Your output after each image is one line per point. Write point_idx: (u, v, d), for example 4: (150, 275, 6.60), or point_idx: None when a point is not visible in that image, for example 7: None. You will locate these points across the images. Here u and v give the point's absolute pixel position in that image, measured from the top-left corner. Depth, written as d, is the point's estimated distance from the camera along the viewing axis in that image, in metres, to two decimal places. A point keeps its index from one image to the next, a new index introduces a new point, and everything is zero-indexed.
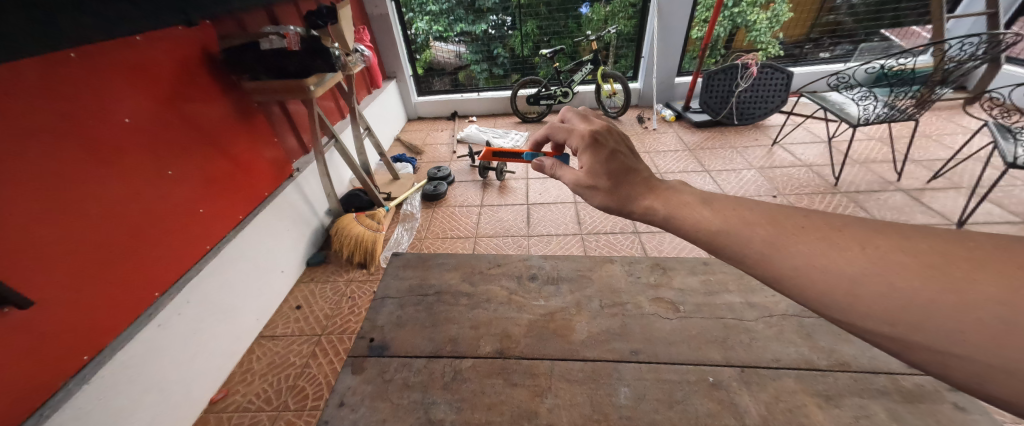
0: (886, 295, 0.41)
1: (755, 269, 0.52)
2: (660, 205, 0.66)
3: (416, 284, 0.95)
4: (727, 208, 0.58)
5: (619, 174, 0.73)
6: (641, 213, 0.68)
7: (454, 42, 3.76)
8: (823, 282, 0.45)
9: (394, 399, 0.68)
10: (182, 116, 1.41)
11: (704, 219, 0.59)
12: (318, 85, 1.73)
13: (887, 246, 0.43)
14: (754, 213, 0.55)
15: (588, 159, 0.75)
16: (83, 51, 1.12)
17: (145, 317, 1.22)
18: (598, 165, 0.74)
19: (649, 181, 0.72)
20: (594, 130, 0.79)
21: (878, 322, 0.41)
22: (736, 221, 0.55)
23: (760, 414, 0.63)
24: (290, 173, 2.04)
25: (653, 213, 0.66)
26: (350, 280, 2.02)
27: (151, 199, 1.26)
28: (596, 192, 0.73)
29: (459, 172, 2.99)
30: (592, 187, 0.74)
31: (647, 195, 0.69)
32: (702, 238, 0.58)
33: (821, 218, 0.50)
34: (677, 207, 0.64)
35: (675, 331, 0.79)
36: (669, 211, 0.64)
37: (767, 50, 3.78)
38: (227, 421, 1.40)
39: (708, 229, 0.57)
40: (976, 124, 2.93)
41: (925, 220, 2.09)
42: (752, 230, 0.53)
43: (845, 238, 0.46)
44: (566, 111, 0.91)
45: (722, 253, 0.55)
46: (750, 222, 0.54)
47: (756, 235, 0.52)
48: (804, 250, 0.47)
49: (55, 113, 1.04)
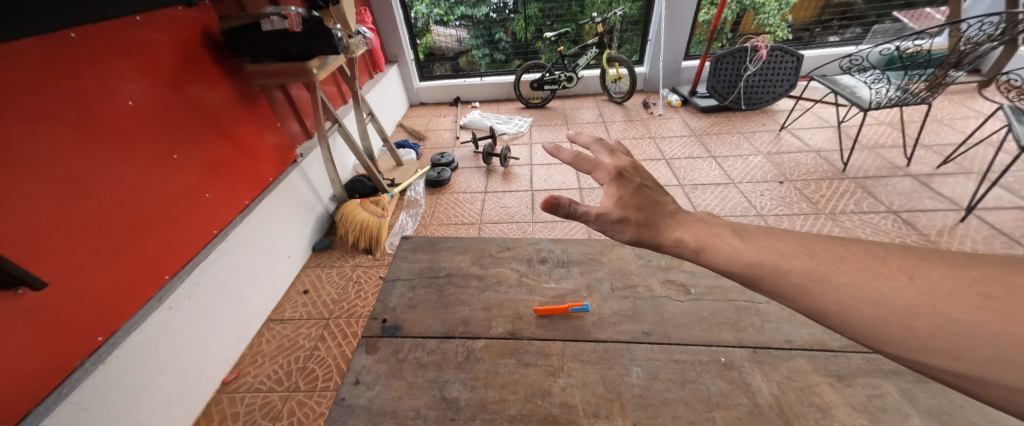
0: (946, 330, 0.40)
1: (796, 303, 0.50)
2: (688, 235, 0.63)
3: (427, 266, 0.95)
4: (758, 239, 0.57)
5: (648, 206, 0.69)
6: (670, 246, 0.64)
7: (454, 26, 3.67)
8: (873, 313, 0.44)
9: (408, 378, 0.69)
10: (185, 99, 1.40)
11: (737, 251, 0.57)
12: (320, 68, 1.72)
13: (938, 274, 0.43)
14: (788, 244, 0.54)
15: (615, 192, 0.71)
16: (84, 31, 1.10)
17: (156, 300, 1.23)
18: (625, 197, 0.71)
19: (675, 213, 0.69)
20: (619, 167, 0.78)
21: (940, 357, 0.40)
22: (770, 252, 0.54)
23: (772, 393, 0.64)
24: (294, 159, 2.03)
25: (683, 245, 0.62)
26: (356, 265, 2.03)
27: (157, 184, 1.26)
28: (626, 224, 0.67)
29: (463, 158, 2.98)
30: (622, 219, 0.67)
31: (671, 223, 0.66)
32: (736, 270, 0.56)
33: (859, 246, 0.50)
34: (707, 237, 0.61)
35: (686, 313, 0.79)
36: (699, 242, 0.61)
37: (774, 33, 3.68)
38: (240, 401, 1.43)
39: (741, 261, 0.56)
40: (988, 108, 2.88)
41: (933, 206, 2.07)
42: (788, 261, 0.52)
43: (889, 267, 0.46)
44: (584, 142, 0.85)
45: (758, 286, 0.53)
46: (785, 253, 0.53)
47: (793, 266, 0.51)
48: (846, 280, 0.46)
49: (58, 95, 1.03)
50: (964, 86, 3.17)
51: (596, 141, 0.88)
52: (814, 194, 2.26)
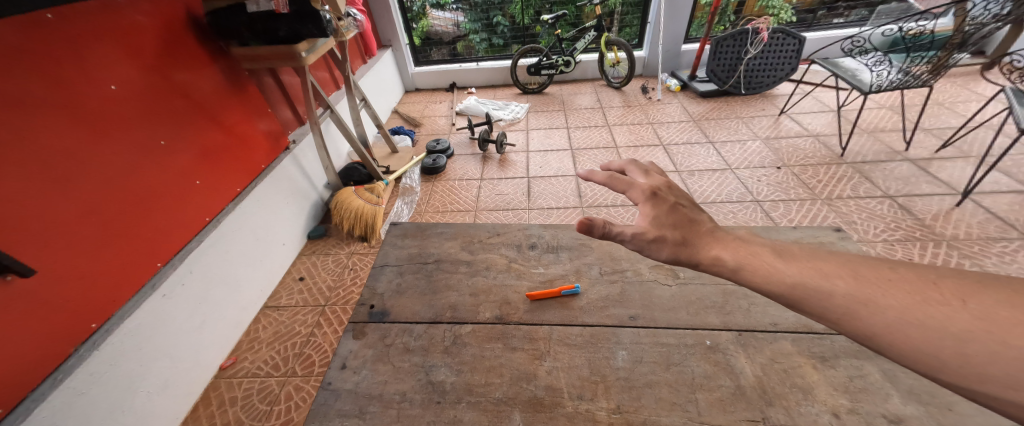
0: (1005, 357, 0.36)
1: (837, 325, 0.47)
2: (729, 254, 0.59)
3: (416, 252, 0.95)
4: (800, 259, 0.53)
5: (684, 224, 0.65)
6: (707, 264, 0.60)
7: (451, 9, 3.56)
8: (922, 336, 0.41)
9: (395, 362, 0.69)
10: (170, 84, 1.37)
11: (776, 269, 0.53)
12: (309, 51, 1.69)
13: (993, 301, 0.39)
14: (831, 264, 0.51)
15: (649, 210, 0.67)
16: (60, 12, 1.07)
17: (149, 287, 1.23)
18: (660, 216, 0.66)
19: (713, 232, 0.65)
20: (653, 184, 0.73)
21: (999, 388, 0.37)
22: (812, 271, 0.51)
23: (755, 374, 0.64)
24: (286, 146, 2.01)
25: (721, 263, 0.58)
26: (351, 252, 2.04)
27: (145, 171, 1.25)
28: (663, 243, 0.63)
29: (459, 145, 2.95)
30: (659, 238, 0.63)
31: (707, 242, 0.62)
32: (778, 291, 0.52)
33: (907, 269, 0.47)
34: (746, 256, 0.57)
35: (674, 297, 0.80)
36: (739, 261, 0.57)
37: (778, 16, 3.57)
38: (238, 386, 1.45)
39: (782, 281, 0.52)
40: (991, 91, 2.84)
41: (930, 190, 2.06)
42: (831, 282, 0.49)
43: (939, 290, 0.43)
44: (622, 168, 0.82)
45: (799, 307, 0.50)
46: (827, 273, 0.50)
47: (836, 288, 0.48)
48: (894, 303, 0.44)
49: (37, 79, 1.00)
50: (967, 69, 3.11)
51: (631, 163, 0.83)
52: (811, 180, 2.24)
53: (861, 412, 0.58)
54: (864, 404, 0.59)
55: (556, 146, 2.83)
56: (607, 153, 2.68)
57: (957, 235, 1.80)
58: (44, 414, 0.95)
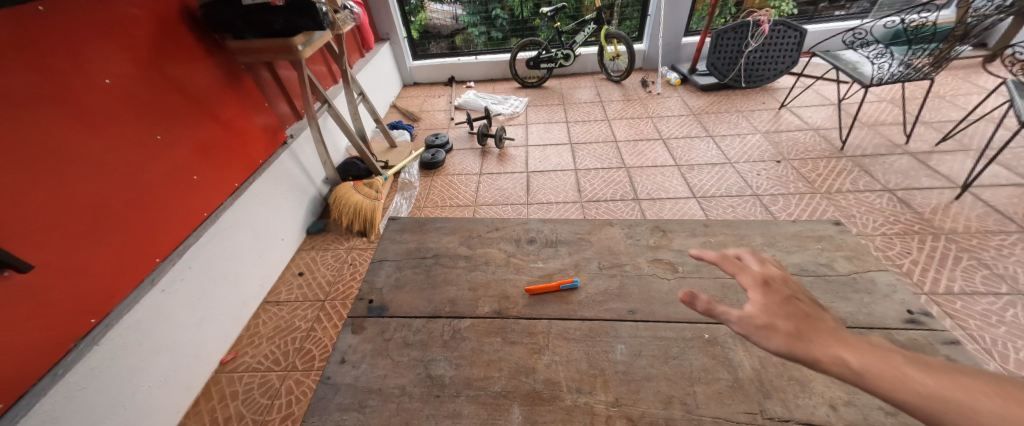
0: None
1: None
2: (854, 356, 0.48)
3: (414, 247, 0.95)
4: (945, 372, 0.43)
5: (803, 316, 0.55)
6: (824, 362, 0.49)
7: (449, 2, 3.53)
8: None
9: (394, 357, 0.70)
10: (165, 78, 1.36)
11: (906, 377, 0.44)
12: (306, 45, 1.67)
13: None
14: (986, 385, 0.41)
15: (759, 296, 0.58)
16: (53, 5, 1.05)
17: (148, 283, 1.23)
18: (772, 303, 0.57)
19: (837, 333, 0.53)
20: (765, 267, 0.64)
21: None
22: (953, 386, 0.41)
23: (753, 367, 0.65)
24: (284, 140, 2.00)
25: (842, 362, 0.47)
26: (351, 247, 2.04)
27: (142, 166, 1.25)
28: (774, 331, 0.53)
29: (458, 140, 2.94)
30: (768, 325, 0.54)
31: (827, 338, 0.51)
32: (905, 403, 0.42)
33: None
34: (873, 359, 0.47)
35: (672, 291, 0.80)
36: (863, 363, 0.47)
37: (779, 8, 3.55)
38: (239, 380, 1.46)
39: (912, 390, 0.42)
40: (993, 84, 2.83)
41: (930, 184, 2.06)
42: (974, 399, 0.39)
43: None
44: (736, 252, 0.69)
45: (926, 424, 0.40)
46: (973, 391, 0.40)
47: (980, 405, 0.38)
48: None
49: (31, 73, 0.99)
50: (969, 61, 3.09)
51: None
52: (811, 173, 2.24)
53: (858, 404, 0.58)
54: (861, 396, 0.59)
55: (555, 140, 2.82)
56: (606, 147, 2.68)
57: (956, 228, 1.80)
58: (45, 409, 0.95)
